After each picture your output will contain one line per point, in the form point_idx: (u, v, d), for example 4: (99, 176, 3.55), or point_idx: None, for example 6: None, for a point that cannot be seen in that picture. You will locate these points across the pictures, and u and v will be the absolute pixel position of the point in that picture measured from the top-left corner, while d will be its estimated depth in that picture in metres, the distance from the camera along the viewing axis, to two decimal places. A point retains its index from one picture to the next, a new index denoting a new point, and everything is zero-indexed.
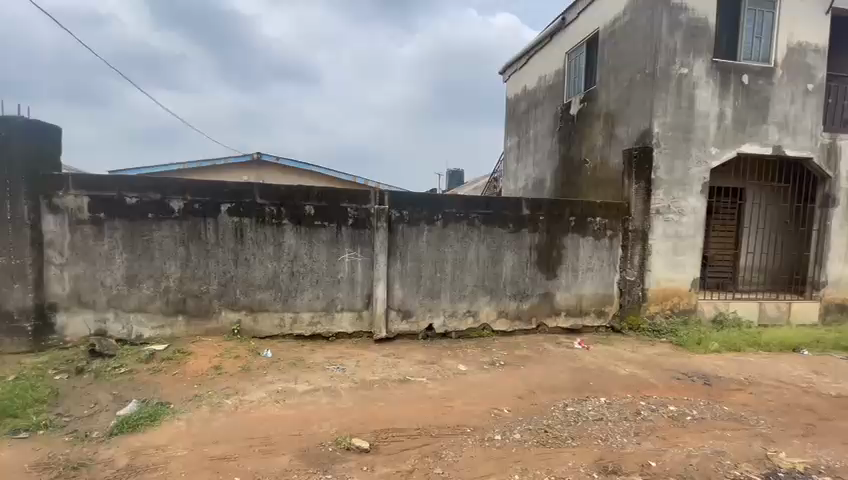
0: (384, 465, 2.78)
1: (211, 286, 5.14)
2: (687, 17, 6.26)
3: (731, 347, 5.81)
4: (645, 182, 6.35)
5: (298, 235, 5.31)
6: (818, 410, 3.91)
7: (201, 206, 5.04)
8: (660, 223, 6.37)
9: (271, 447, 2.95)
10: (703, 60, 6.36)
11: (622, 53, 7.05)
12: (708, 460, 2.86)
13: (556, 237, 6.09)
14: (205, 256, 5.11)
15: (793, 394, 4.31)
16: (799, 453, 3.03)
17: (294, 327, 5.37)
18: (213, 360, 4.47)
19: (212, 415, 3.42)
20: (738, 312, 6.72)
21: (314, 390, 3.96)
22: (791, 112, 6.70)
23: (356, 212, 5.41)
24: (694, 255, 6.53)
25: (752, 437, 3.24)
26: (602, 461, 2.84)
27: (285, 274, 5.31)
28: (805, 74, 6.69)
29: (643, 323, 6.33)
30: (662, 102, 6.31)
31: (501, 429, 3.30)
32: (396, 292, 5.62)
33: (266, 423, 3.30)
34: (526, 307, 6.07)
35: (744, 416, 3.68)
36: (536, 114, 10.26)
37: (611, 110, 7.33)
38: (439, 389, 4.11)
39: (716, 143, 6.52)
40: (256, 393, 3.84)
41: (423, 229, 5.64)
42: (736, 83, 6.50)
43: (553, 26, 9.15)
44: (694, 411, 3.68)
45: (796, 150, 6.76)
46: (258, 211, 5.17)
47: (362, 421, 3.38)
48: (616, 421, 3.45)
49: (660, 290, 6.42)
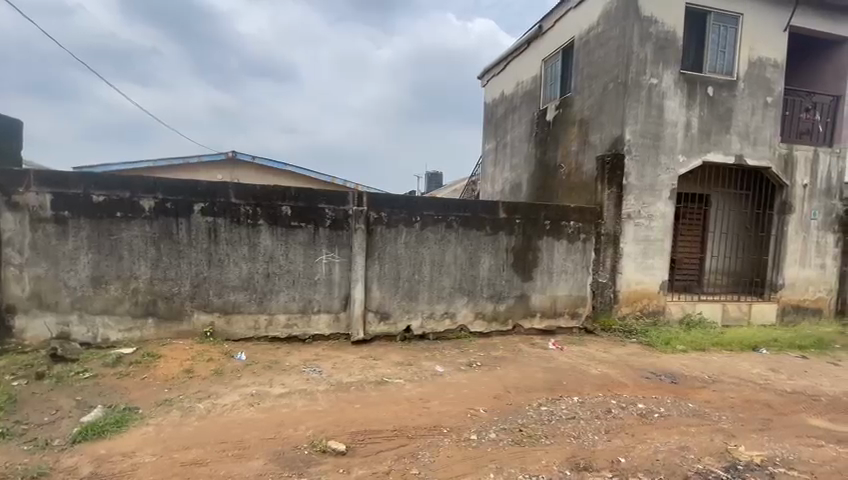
0: (361, 466, 2.77)
1: (183, 287, 5.00)
2: (657, 29, 6.52)
3: (697, 346, 6.05)
4: (617, 188, 6.55)
5: (274, 236, 5.23)
6: (775, 405, 4.14)
7: (173, 205, 4.91)
8: (631, 227, 6.60)
9: (245, 451, 2.90)
10: (672, 72, 6.64)
11: (596, 61, 7.27)
12: (674, 455, 2.98)
13: (531, 240, 6.21)
14: (177, 257, 4.97)
15: (752, 390, 4.54)
16: (758, 446, 3.20)
17: (270, 329, 5.29)
18: (184, 364, 4.35)
19: (183, 419, 3.34)
20: (704, 312, 7.02)
21: (289, 393, 3.91)
22: (752, 122, 7.06)
23: (334, 213, 5.38)
24: (662, 258, 6.78)
25: (715, 433, 3.40)
26: (573, 458, 2.92)
27: (260, 275, 5.22)
28: (764, 87, 7.07)
29: (614, 324, 6.53)
30: (633, 110, 6.55)
31: (477, 428, 3.35)
32: (374, 294, 5.61)
33: (239, 427, 3.24)
34: (502, 308, 6.17)
35: (708, 412, 3.86)
36: (513, 119, 10.43)
37: (585, 117, 7.55)
38: (416, 390, 4.14)
39: (684, 151, 6.80)
40: (230, 397, 3.76)
41: (402, 230, 5.65)
42: (702, 94, 6.80)
43: (530, 34, 9.35)
44: (661, 408, 3.83)
45: (757, 159, 7.14)
46: (234, 212, 5.08)
47: (339, 423, 3.36)
48: (588, 419, 3.55)
49: (631, 291, 6.67)
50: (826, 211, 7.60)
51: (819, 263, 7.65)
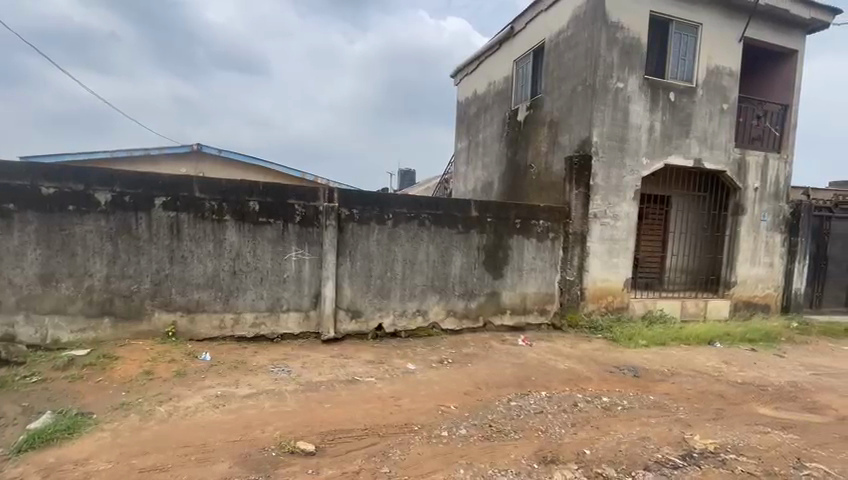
0: (330, 466, 2.73)
1: (143, 285, 4.77)
2: (623, 35, 6.74)
3: (658, 341, 6.31)
4: (585, 188, 6.75)
5: (241, 232, 5.07)
6: (727, 395, 4.39)
7: (132, 199, 4.67)
8: (598, 227, 6.81)
9: (209, 454, 2.80)
10: (636, 77, 6.89)
11: (566, 64, 7.44)
12: (635, 445, 3.10)
13: (503, 238, 6.31)
14: (136, 253, 4.73)
15: (708, 382, 4.80)
16: (712, 434, 3.38)
17: (236, 328, 5.13)
18: (143, 365, 4.16)
19: (142, 424, 3.18)
20: (664, 309, 7.34)
21: (257, 394, 3.80)
22: (709, 128, 7.42)
23: (304, 209, 5.27)
24: (626, 257, 7.04)
25: (672, 423, 3.56)
26: (541, 451, 2.98)
27: (226, 273, 5.05)
28: (721, 95, 7.46)
29: (581, 320, 6.72)
30: (600, 113, 6.75)
31: (447, 425, 3.37)
32: (345, 291, 5.54)
33: (202, 429, 3.12)
34: (474, 306, 6.23)
35: (667, 404, 4.04)
36: (486, 118, 10.54)
37: (555, 118, 7.72)
38: (387, 388, 4.11)
39: (647, 154, 7.08)
40: (192, 399, 3.62)
41: (374, 228, 5.60)
42: (664, 99, 7.10)
43: (502, 34, 9.45)
44: (624, 401, 3.98)
45: (713, 162, 7.53)
46: (198, 206, 4.88)
47: (307, 423, 3.30)
48: (555, 413, 3.64)
49: (597, 288, 6.88)
50: (774, 213, 8.10)
51: (768, 262, 8.15)
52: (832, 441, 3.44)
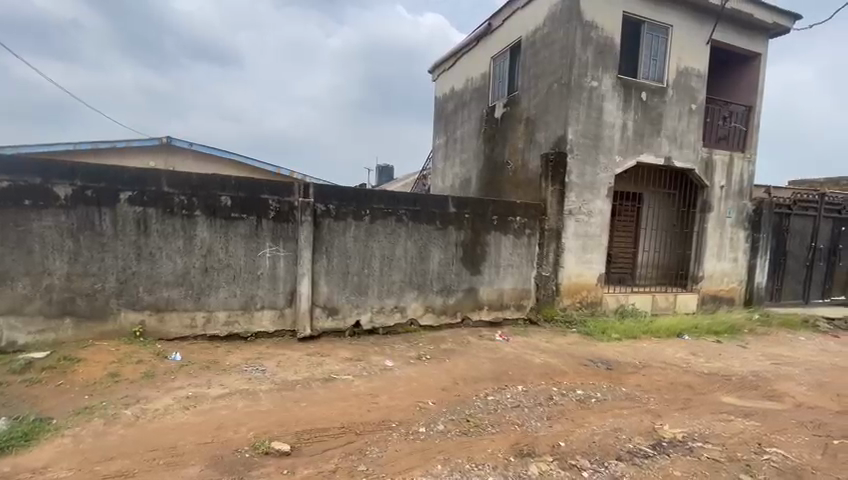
0: (305, 466, 2.69)
1: (107, 284, 4.58)
2: (597, 34, 6.87)
3: (630, 335, 6.48)
4: (560, 185, 6.86)
5: (212, 228, 4.92)
6: (695, 385, 4.56)
7: (95, 193, 4.46)
8: (572, 223, 6.94)
9: (179, 458, 2.71)
10: (610, 76, 7.04)
11: (542, 62, 7.53)
12: (608, 436, 3.18)
13: (480, 235, 6.34)
14: (100, 251, 4.53)
15: (676, 373, 4.97)
16: (680, 424, 3.50)
17: (208, 327, 4.98)
18: (108, 367, 3.99)
19: (107, 428, 3.05)
20: (636, 303, 7.57)
21: (230, 394, 3.71)
22: (679, 127, 7.66)
23: (278, 205, 5.16)
24: (600, 253, 7.20)
25: (643, 413, 3.67)
26: (517, 444, 3.02)
27: (197, 270, 4.89)
28: (690, 95, 7.70)
29: (557, 314, 6.84)
30: (575, 111, 6.86)
31: (425, 421, 3.37)
32: (322, 288, 5.46)
33: (172, 432, 3.02)
34: (452, 302, 6.25)
35: (638, 395, 4.16)
36: (463, 115, 10.56)
37: (531, 115, 7.80)
38: (365, 386, 4.08)
39: (620, 152, 7.25)
40: (161, 401, 3.49)
41: (351, 224, 5.54)
42: (636, 99, 7.27)
43: (480, 31, 9.47)
44: (598, 394, 4.08)
45: (683, 161, 7.78)
46: (166, 201, 4.71)
47: (283, 423, 3.24)
48: (531, 407, 3.70)
49: (572, 284, 7.02)
50: (739, 210, 8.44)
51: (732, 257, 8.50)
52: (789, 426, 3.62)
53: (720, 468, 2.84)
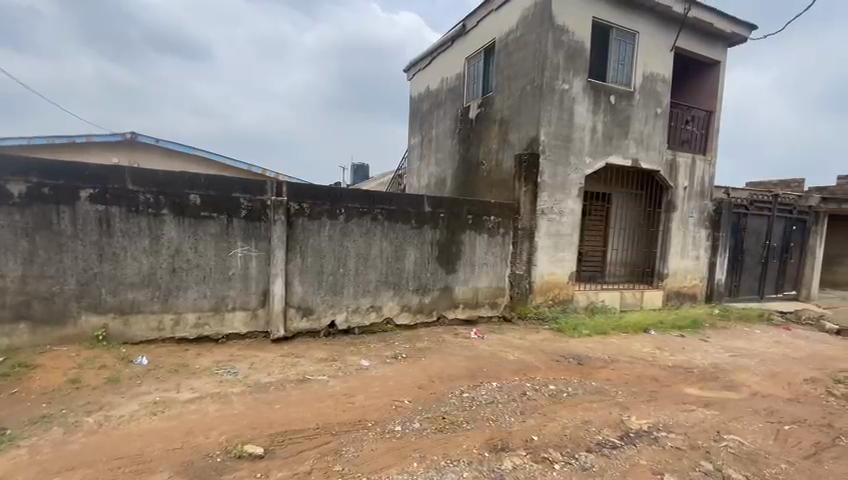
0: (280, 469, 2.65)
1: (67, 286, 4.36)
2: (568, 38, 7.04)
3: (600, 330, 6.68)
4: (533, 185, 7.00)
5: (180, 228, 4.76)
6: (660, 378, 4.75)
7: (52, 190, 4.24)
8: (545, 222, 7.10)
9: (146, 465, 2.62)
10: (580, 79, 7.23)
11: (515, 64, 7.66)
12: (578, 429, 3.28)
13: (455, 234, 6.41)
14: (59, 252, 4.31)
15: (643, 367, 5.18)
16: (646, 415, 3.65)
17: (177, 329, 4.82)
18: (68, 373, 3.81)
19: (67, 437, 2.91)
20: (605, 300, 7.82)
21: (200, 398, 3.61)
22: (645, 130, 7.95)
23: (250, 204, 5.05)
24: (571, 251, 7.41)
25: (612, 406, 3.80)
26: (492, 440, 3.07)
27: (164, 271, 4.73)
28: (655, 100, 8.01)
29: (530, 311, 6.99)
30: (547, 112, 7.02)
31: (401, 419, 3.38)
32: (296, 289, 5.37)
33: (138, 439, 2.91)
34: (428, 300, 6.29)
35: (607, 388, 4.31)
36: (438, 114, 10.61)
37: (505, 116, 7.93)
38: (341, 386, 4.05)
39: (590, 153, 7.46)
40: (126, 407, 3.36)
41: (325, 223, 5.48)
42: (605, 102, 7.51)
43: (454, 31, 9.54)
44: (569, 388, 4.19)
45: (649, 162, 8.09)
46: (131, 200, 4.54)
47: (256, 426, 3.19)
48: (506, 402, 3.77)
49: (544, 282, 7.20)
50: (700, 210, 8.84)
51: (695, 255, 8.90)
52: (745, 414, 3.84)
53: (682, 456, 2.98)
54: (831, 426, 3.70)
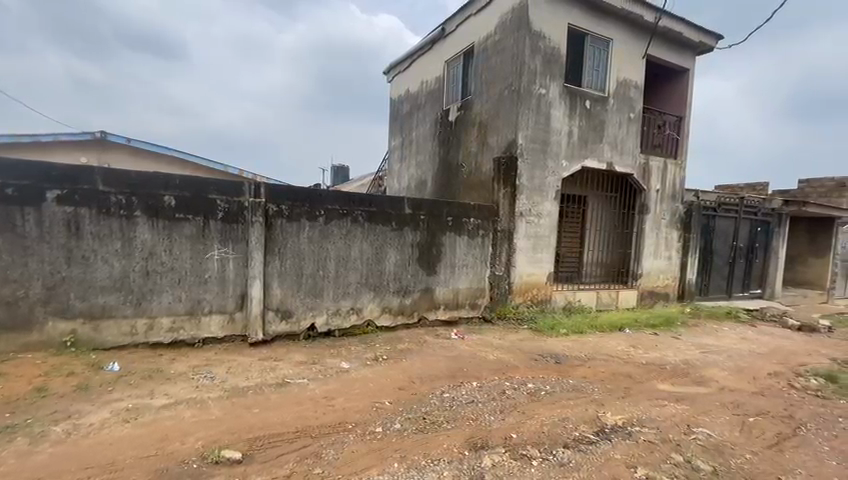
0: (259, 473, 2.62)
1: (33, 290, 4.20)
2: (545, 44, 7.20)
3: (577, 330, 6.83)
4: (511, 187, 7.12)
5: (154, 229, 4.64)
6: (634, 375, 4.89)
7: (17, 191, 4.07)
8: (523, 224, 7.24)
9: (118, 473, 2.55)
10: (556, 84, 7.40)
11: (493, 68, 7.78)
12: (556, 426, 3.35)
13: (435, 236, 6.45)
14: (24, 255, 4.15)
15: (618, 364, 5.32)
16: (621, 411, 3.77)
17: (151, 334, 4.68)
18: (34, 382, 3.66)
19: (33, 447, 2.80)
20: (582, 300, 8.02)
21: (175, 404, 3.52)
22: (619, 135, 8.19)
23: (227, 205, 4.97)
24: (549, 253, 7.57)
25: (588, 403, 3.90)
26: (472, 438, 3.11)
27: (137, 273, 4.60)
28: (628, 105, 8.26)
29: (509, 312, 7.10)
30: (525, 116, 7.15)
31: (382, 421, 3.39)
32: (275, 291, 5.30)
33: (110, 447, 2.83)
34: (408, 302, 6.31)
35: (583, 385, 4.42)
36: (419, 117, 10.65)
37: (483, 120, 8.04)
38: (320, 389, 4.02)
39: (566, 157, 7.64)
40: (97, 415, 3.25)
41: (304, 225, 5.43)
42: (581, 106, 7.70)
43: (434, 34, 9.62)
44: (547, 386, 4.28)
45: (623, 165, 8.34)
46: (101, 200, 4.40)
47: (234, 430, 3.14)
48: (486, 401, 3.82)
49: (523, 282, 7.34)
50: (672, 212, 9.16)
51: (667, 256, 9.21)
52: (714, 408, 4.00)
53: (654, 449, 3.09)
54: (792, 416, 3.90)
